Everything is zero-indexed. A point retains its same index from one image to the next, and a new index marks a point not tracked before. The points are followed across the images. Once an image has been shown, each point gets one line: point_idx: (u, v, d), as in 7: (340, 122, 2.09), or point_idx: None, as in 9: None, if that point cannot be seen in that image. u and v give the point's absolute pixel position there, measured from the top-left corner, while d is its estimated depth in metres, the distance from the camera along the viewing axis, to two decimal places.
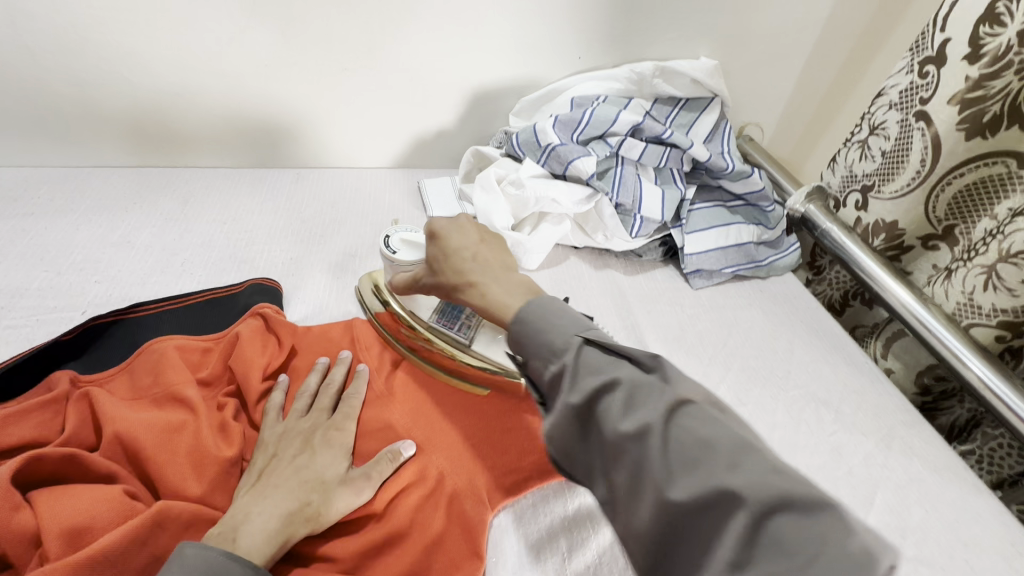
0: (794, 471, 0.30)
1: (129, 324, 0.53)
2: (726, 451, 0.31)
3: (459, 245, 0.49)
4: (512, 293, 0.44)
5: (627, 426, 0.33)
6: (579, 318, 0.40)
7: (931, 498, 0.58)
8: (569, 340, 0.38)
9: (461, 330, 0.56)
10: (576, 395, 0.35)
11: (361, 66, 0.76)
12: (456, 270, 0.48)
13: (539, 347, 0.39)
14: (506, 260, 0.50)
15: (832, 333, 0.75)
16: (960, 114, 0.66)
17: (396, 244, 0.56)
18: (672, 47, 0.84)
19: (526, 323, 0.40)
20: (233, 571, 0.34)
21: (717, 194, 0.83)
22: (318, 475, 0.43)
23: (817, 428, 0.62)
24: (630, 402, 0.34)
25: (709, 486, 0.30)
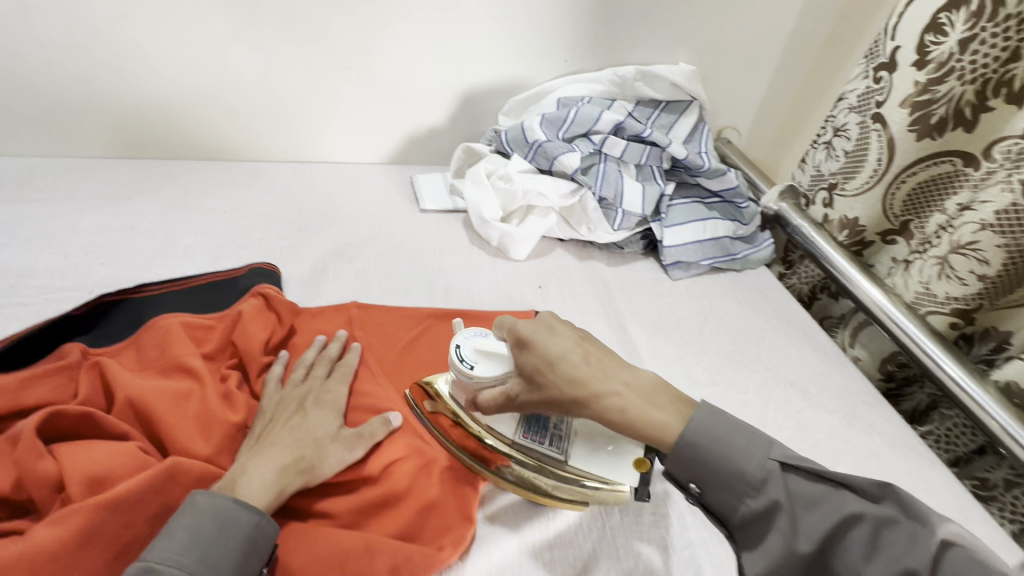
0: (893, 522, 0.36)
1: (135, 302, 0.55)
2: (867, 518, 0.36)
3: (561, 352, 0.43)
4: (658, 407, 0.42)
5: (876, 569, 0.35)
6: (742, 427, 0.40)
7: (889, 470, 0.62)
8: (767, 468, 0.38)
9: (553, 443, 0.47)
10: (805, 541, 0.37)
11: (358, 66, 0.80)
12: (570, 377, 0.42)
13: (731, 484, 0.39)
14: (619, 360, 0.46)
15: (802, 322, 0.80)
16: (911, 117, 0.72)
17: (470, 355, 0.46)
18: (653, 53, 0.89)
19: (705, 449, 0.40)
20: (240, 516, 0.38)
21: (695, 191, 0.88)
22: (311, 434, 0.46)
23: (786, 406, 0.66)
24: (875, 540, 0.35)
25: (798, 530, 0.36)
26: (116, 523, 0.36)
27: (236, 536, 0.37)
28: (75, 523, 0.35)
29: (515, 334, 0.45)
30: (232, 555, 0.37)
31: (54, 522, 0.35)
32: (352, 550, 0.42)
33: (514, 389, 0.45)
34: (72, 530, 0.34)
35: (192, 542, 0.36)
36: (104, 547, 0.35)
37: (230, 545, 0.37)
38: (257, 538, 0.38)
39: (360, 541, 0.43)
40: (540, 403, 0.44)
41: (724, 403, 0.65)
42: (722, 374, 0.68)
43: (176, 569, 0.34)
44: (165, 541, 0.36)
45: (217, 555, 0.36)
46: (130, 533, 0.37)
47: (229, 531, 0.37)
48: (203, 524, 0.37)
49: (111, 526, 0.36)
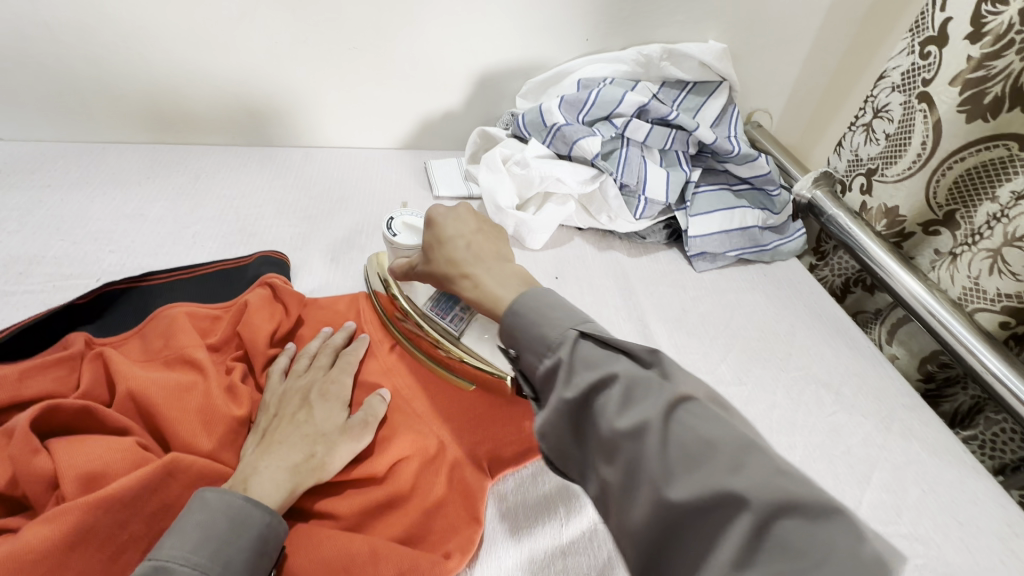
0: (687, 399, 0.34)
1: (141, 291, 0.54)
2: (621, 380, 0.35)
3: (451, 233, 0.50)
4: (503, 282, 0.46)
5: (625, 422, 0.33)
6: (575, 312, 0.40)
7: (929, 479, 0.58)
8: (564, 333, 0.38)
9: (452, 321, 0.54)
10: (572, 389, 0.36)
11: (370, 46, 0.77)
12: (447, 255, 0.49)
13: (533, 341, 0.40)
14: (500, 252, 0.50)
15: (836, 318, 0.75)
16: (961, 97, 0.66)
17: (398, 226, 0.57)
18: (680, 29, 0.84)
19: (520, 315, 0.41)
20: (252, 514, 0.37)
21: (723, 178, 0.83)
22: (318, 429, 0.45)
23: (817, 408, 0.62)
24: (626, 400, 0.34)
25: (619, 423, 0.33)
26: (113, 522, 0.35)
27: (249, 532, 0.36)
28: (69, 522, 0.33)
29: (425, 214, 0.52)
30: (243, 554, 0.35)
31: (46, 520, 0.33)
32: (356, 555, 0.40)
33: (416, 260, 0.53)
34: (66, 530, 0.33)
35: (204, 538, 0.35)
36: (100, 545, 0.34)
37: (242, 543, 0.36)
38: (267, 537, 0.37)
39: (366, 545, 0.41)
40: (429, 277, 0.51)
41: (750, 404, 0.62)
42: (748, 373, 0.64)
43: (188, 568, 0.33)
44: (175, 539, 0.34)
45: (229, 554, 0.35)
46: (128, 532, 0.35)
47: (241, 528, 0.36)
48: (215, 519, 0.36)
49: (107, 524, 0.35)
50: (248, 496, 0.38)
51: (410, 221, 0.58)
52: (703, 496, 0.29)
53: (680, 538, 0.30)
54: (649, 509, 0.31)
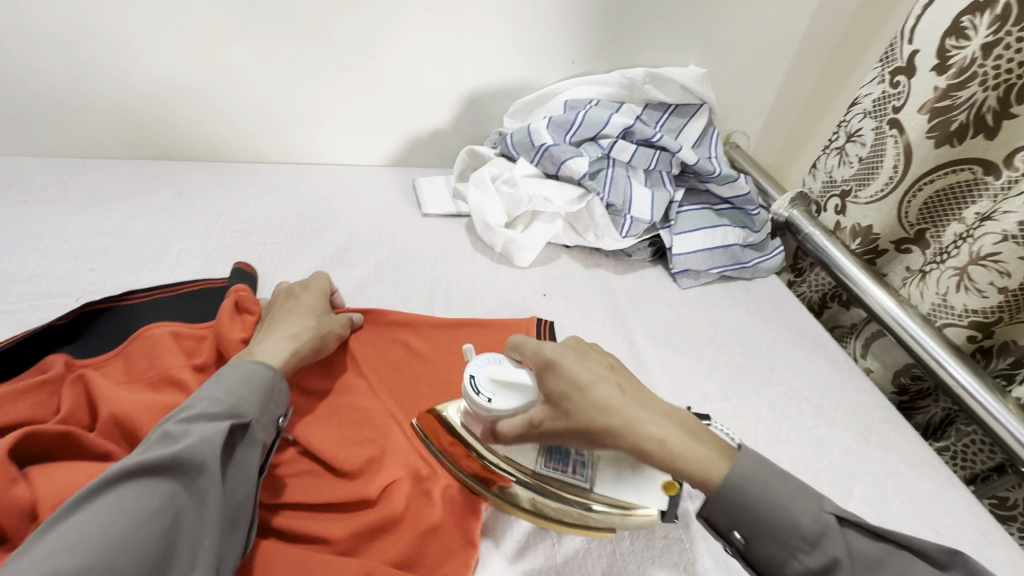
0: (961, 573, 0.35)
1: (121, 310, 0.53)
2: (951, 566, 0.36)
3: (593, 378, 0.41)
4: (682, 433, 0.40)
5: (814, 560, 0.37)
6: (811, 490, 0.39)
7: (907, 490, 0.59)
8: (823, 521, 0.37)
9: (575, 471, 0.45)
10: (813, 558, 0.37)
11: (360, 66, 0.77)
12: (596, 403, 0.40)
13: (766, 532, 0.38)
14: (646, 389, 0.43)
15: (814, 333, 0.77)
16: (930, 123, 0.70)
17: (486, 385, 0.44)
18: (662, 55, 0.87)
19: (733, 501, 0.39)
20: (258, 370, 0.44)
21: (704, 198, 0.85)
22: (309, 310, 0.54)
23: (800, 422, 0.64)
24: (858, 574, 0.37)
25: (811, 561, 0.37)
26: None
27: (257, 380, 0.44)
28: None
29: (543, 359, 0.43)
30: (254, 392, 0.43)
31: None
32: None
33: (540, 416, 0.43)
34: None
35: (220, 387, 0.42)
36: None
37: (253, 387, 0.43)
38: (273, 387, 0.45)
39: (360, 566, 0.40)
40: (565, 436, 0.42)
41: (736, 419, 0.63)
42: (733, 389, 0.66)
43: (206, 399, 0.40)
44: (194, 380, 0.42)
45: (242, 392, 0.42)
46: None
47: (250, 379, 0.43)
48: (227, 374, 0.43)
49: None
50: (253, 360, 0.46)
51: (494, 372, 0.45)
52: None
53: None
54: None
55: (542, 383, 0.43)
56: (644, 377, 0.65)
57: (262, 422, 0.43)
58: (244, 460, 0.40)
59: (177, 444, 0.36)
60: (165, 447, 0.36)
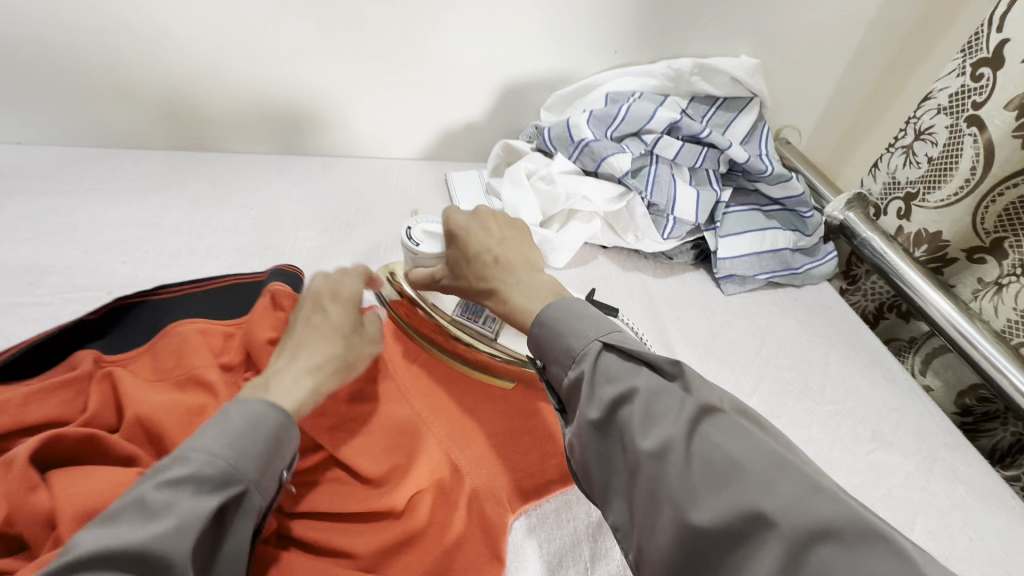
0: (711, 414, 0.35)
1: (152, 305, 0.52)
2: (644, 396, 0.36)
3: (479, 247, 0.48)
4: (530, 293, 0.46)
5: (649, 442, 0.34)
6: (601, 323, 0.41)
7: (976, 526, 0.54)
8: (588, 347, 0.40)
9: (485, 323, 0.53)
10: (594, 408, 0.37)
11: (393, 56, 0.75)
12: (478, 271, 0.48)
13: (557, 353, 0.41)
14: (530, 259, 0.50)
15: (871, 347, 0.71)
16: (1018, 121, 0.63)
17: (418, 235, 0.52)
18: (712, 44, 0.81)
19: (545, 324, 0.43)
20: (268, 415, 0.38)
21: (753, 198, 0.80)
22: (335, 328, 0.46)
23: (855, 445, 0.59)
24: (649, 417, 0.35)
25: (644, 441, 0.34)
26: None
27: (264, 430, 0.37)
28: None
29: (448, 226, 0.50)
30: (259, 446, 0.36)
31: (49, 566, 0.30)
32: None
33: (443, 273, 0.51)
34: None
35: (217, 436, 0.35)
36: None
37: (257, 438, 0.36)
38: (282, 436, 0.38)
39: None
40: (457, 290, 0.50)
41: None
42: (781, 406, 0.61)
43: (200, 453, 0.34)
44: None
45: (244, 446, 0.35)
46: None
47: (257, 426, 0.37)
48: (231, 418, 0.36)
49: None
50: (266, 398, 0.39)
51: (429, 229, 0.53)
52: (730, 514, 0.30)
53: (703, 551, 0.31)
54: (674, 525, 0.32)
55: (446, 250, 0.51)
56: None
57: (264, 482, 0.36)
58: (237, 530, 0.34)
59: (154, 526, 0.30)
60: (140, 528, 0.30)
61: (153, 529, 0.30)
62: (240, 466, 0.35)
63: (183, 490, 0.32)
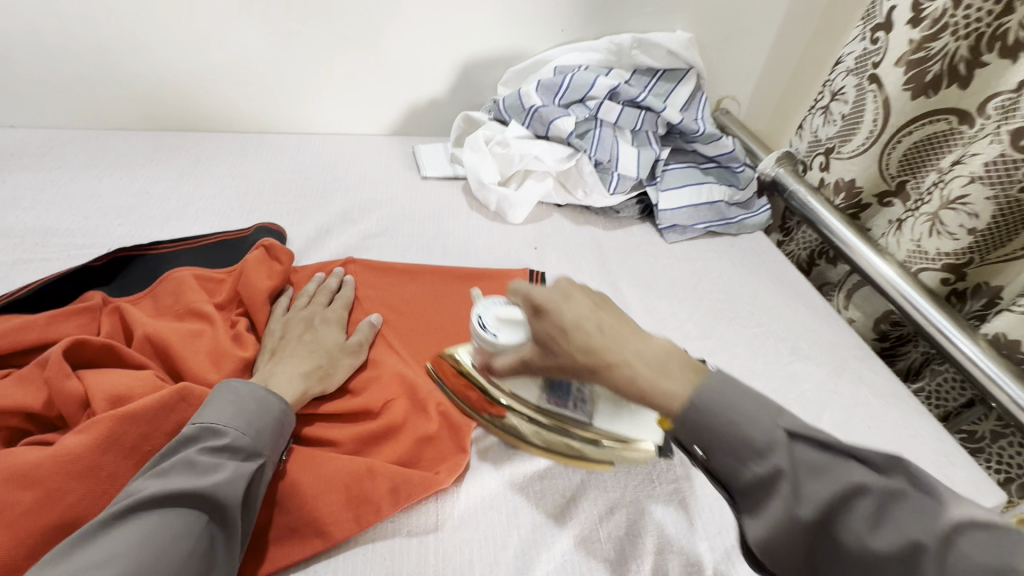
0: (968, 516, 0.30)
1: (151, 257, 0.59)
2: (873, 493, 0.31)
3: (575, 319, 0.41)
4: (662, 372, 0.38)
5: (883, 544, 0.30)
6: (767, 404, 0.35)
7: (875, 417, 0.63)
8: (773, 438, 0.34)
9: (575, 406, 0.48)
10: (806, 508, 0.32)
11: (360, 38, 0.82)
12: (583, 344, 0.40)
13: (735, 447, 0.34)
14: (633, 325, 0.42)
15: (795, 282, 0.81)
16: (906, 75, 0.72)
17: (492, 323, 0.50)
18: (650, 21, 0.90)
19: (706, 415, 0.35)
20: (272, 401, 0.44)
21: (691, 157, 0.89)
22: (323, 347, 0.52)
23: (775, 359, 0.68)
24: (877, 517, 0.31)
25: (876, 543, 0.31)
26: (136, 434, 0.40)
27: (271, 411, 0.44)
28: (97, 432, 0.39)
29: (531, 301, 0.43)
30: (270, 426, 0.43)
31: (80, 431, 0.39)
32: (354, 474, 0.45)
33: (531, 352, 0.45)
34: (94, 438, 0.38)
35: (237, 412, 0.42)
36: (125, 454, 0.39)
37: (268, 418, 0.43)
38: (285, 422, 0.44)
39: (362, 465, 0.46)
40: (548, 365, 0.43)
41: (714, 355, 0.67)
42: (713, 330, 0.70)
43: (233, 430, 0.41)
44: (216, 408, 0.41)
45: (259, 424, 0.42)
46: (150, 444, 0.41)
47: (265, 408, 0.43)
48: (245, 400, 0.43)
49: (131, 436, 0.40)
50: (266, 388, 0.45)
51: (501, 313, 0.50)
52: None
53: None
54: None
55: (532, 325, 0.43)
56: None
57: (274, 456, 0.43)
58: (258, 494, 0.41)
59: (208, 478, 0.37)
60: (196, 479, 0.37)
61: (209, 479, 0.37)
62: (261, 441, 0.42)
63: (221, 457, 0.39)
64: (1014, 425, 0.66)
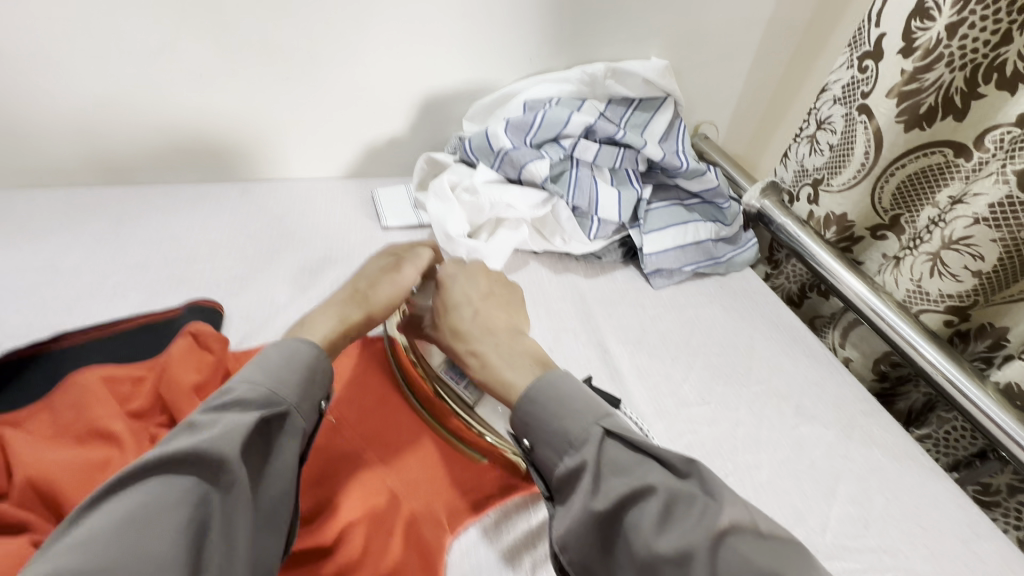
0: (728, 530, 0.36)
1: (51, 355, 0.49)
2: (658, 492, 0.38)
3: (460, 299, 0.55)
4: (510, 362, 0.50)
5: (665, 546, 0.36)
6: (598, 408, 0.44)
7: (892, 486, 0.58)
8: (588, 431, 0.42)
9: (466, 388, 0.53)
10: (599, 500, 0.39)
11: (306, 75, 0.73)
12: (459, 328, 0.53)
13: (552, 438, 0.43)
14: (509, 322, 0.55)
15: (791, 326, 0.76)
16: (899, 107, 0.68)
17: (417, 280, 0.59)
18: (623, 48, 0.84)
19: (536, 403, 0.45)
20: (302, 348, 0.45)
21: (674, 192, 0.83)
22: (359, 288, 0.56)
23: (780, 422, 0.62)
24: (663, 518, 0.37)
25: (659, 546, 0.36)
26: None
27: (299, 362, 0.44)
28: None
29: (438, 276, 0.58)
30: (296, 376, 0.43)
31: None
32: None
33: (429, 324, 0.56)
34: None
35: (260, 366, 0.42)
36: None
37: (294, 370, 0.44)
38: (316, 367, 0.45)
39: None
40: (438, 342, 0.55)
41: (714, 424, 0.60)
42: (712, 393, 0.63)
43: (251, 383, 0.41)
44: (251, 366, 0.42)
45: (284, 373, 0.43)
46: None
47: (292, 359, 0.44)
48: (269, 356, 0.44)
49: None
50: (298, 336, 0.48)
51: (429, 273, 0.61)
52: None
53: None
54: None
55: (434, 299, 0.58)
56: (619, 386, 0.63)
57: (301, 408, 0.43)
58: (281, 451, 0.40)
59: (205, 431, 0.36)
60: (190, 434, 0.36)
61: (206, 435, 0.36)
62: (280, 392, 0.42)
63: (228, 410, 0.39)
64: None
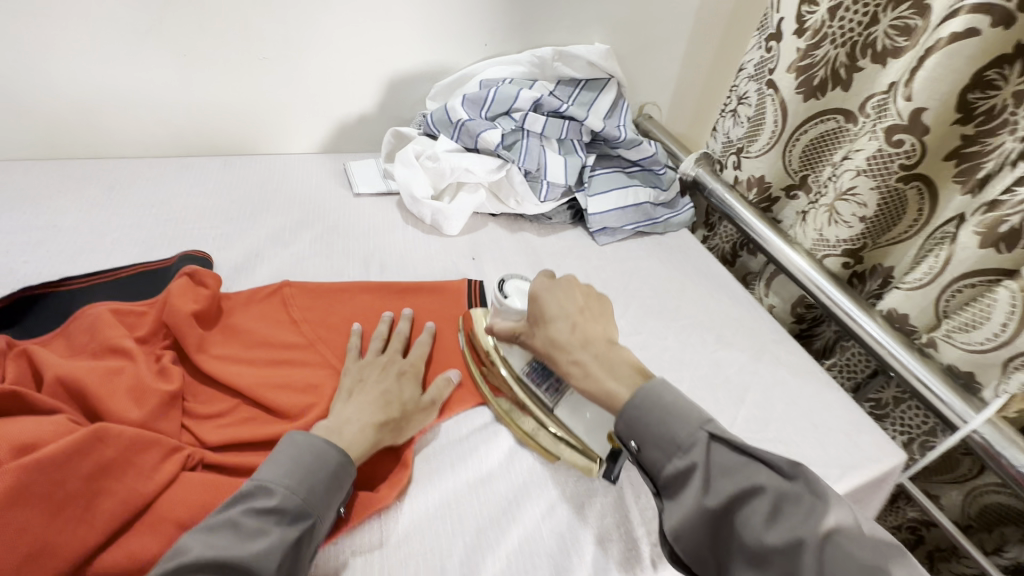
0: (837, 528, 0.37)
1: (61, 294, 0.56)
2: (767, 493, 0.39)
3: (557, 312, 0.54)
4: (612, 373, 0.49)
5: (775, 537, 0.38)
6: (697, 411, 0.44)
7: (792, 394, 0.69)
8: (694, 434, 0.43)
9: (547, 391, 0.54)
10: (712, 498, 0.41)
11: (280, 56, 0.81)
12: (556, 333, 0.53)
13: (660, 440, 0.44)
14: (607, 334, 0.53)
15: (717, 275, 0.86)
16: (797, 80, 0.79)
17: (510, 289, 0.59)
18: (568, 34, 0.94)
19: (644, 412, 0.45)
20: (330, 453, 0.46)
21: (616, 162, 0.93)
22: (398, 397, 0.53)
23: (701, 347, 0.73)
24: (772, 513, 0.39)
25: (770, 538, 0.38)
26: (48, 480, 0.39)
27: (327, 462, 0.45)
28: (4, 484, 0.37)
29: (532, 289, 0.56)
30: (323, 482, 0.44)
31: None
32: None
33: (524, 329, 0.56)
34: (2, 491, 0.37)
35: (291, 467, 0.44)
36: (39, 503, 0.38)
37: (323, 473, 0.44)
38: (341, 475, 0.45)
39: None
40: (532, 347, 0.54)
41: (644, 349, 0.71)
42: (644, 326, 0.74)
43: (282, 488, 0.42)
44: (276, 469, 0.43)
45: (309, 484, 0.43)
46: (65, 489, 0.40)
47: (322, 460, 0.45)
48: (302, 455, 0.45)
49: (43, 483, 0.39)
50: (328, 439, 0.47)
51: (520, 285, 0.60)
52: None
53: None
54: None
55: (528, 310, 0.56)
56: None
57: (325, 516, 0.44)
58: (309, 551, 0.42)
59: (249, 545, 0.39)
60: (238, 545, 0.38)
61: (251, 547, 0.39)
62: (310, 500, 0.43)
63: (269, 518, 0.41)
64: (910, 391, 0.73)
